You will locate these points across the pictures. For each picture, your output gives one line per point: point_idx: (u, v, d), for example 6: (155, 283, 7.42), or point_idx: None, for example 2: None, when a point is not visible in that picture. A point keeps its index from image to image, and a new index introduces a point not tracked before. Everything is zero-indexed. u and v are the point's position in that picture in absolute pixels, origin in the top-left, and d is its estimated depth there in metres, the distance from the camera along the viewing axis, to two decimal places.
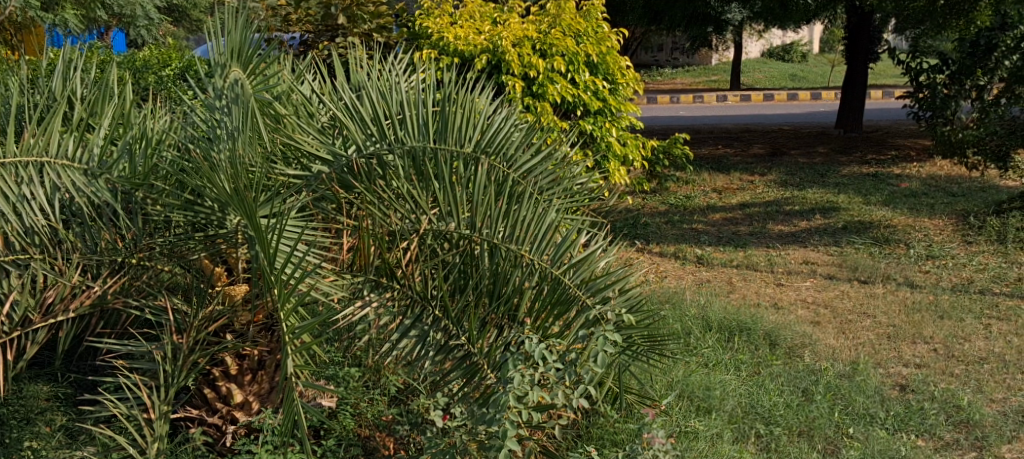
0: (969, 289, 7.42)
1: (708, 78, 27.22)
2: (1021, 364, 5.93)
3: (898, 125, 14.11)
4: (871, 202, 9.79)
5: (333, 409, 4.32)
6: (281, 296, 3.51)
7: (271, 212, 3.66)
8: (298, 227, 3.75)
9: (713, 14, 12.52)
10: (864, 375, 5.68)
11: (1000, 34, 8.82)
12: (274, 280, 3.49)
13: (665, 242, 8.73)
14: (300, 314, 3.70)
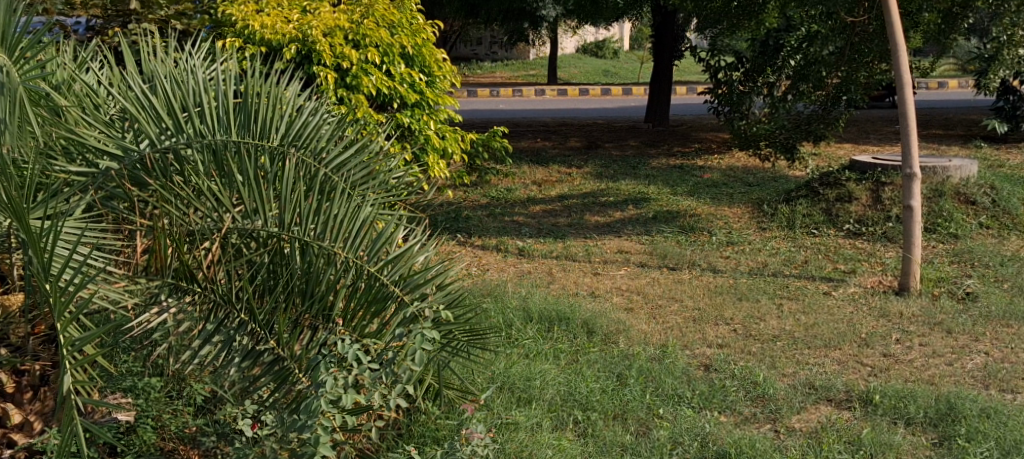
0: (764, 272, 7.79)
1: (526, 72, 27.58)
2: (809, 340, 6.27)
3: (702, 119, 14.68)
4: (678, 192, 10.14)
5: (129, 423, 4.08)
6: (57, 305, 3.25)
7: (44, 215, 3.43)
8: (80, 228, 3.53)
9: (527, 9, 12.68)
10: (672, 358, 5.86)
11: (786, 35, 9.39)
12: (49, 289, 3.25)
13: (486, 234, 8.75)
14: (83, 324, 3.48)
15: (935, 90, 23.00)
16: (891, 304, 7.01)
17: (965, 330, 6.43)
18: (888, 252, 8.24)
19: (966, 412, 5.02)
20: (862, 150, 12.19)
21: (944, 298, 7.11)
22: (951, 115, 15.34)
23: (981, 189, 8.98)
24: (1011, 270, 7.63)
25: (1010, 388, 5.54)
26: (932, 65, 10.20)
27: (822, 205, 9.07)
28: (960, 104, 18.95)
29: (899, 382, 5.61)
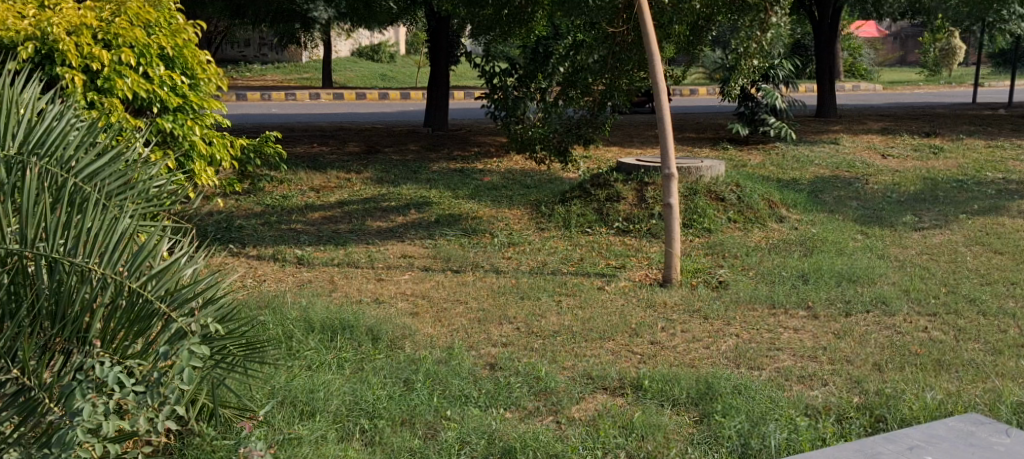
0: (543, 270, 7.94)
1: (299, 75, 27.01)
2: (586, 333, 6.44)
3: (480, 124, 14.85)
4: (459, 196, 10.19)
5: None
6: None
7: None
8: None
9: (300, 10, 12.38)
10: (458, 359, 5.86)
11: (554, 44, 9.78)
12: None
13: (262, 243, 8.47)
14: None
15: (691, 96, 24.32)
16: (656, 295, 7.31)
17: (719, 315, 6.82)
18: (652, 247, 8.62)
19: (722, 390, 5.32)
20: (628, 153, 12.71)
21: (701, 287, 7.50)
22: (703, 120, 16.26)
23: (728, 187, 9.50)
24: (756, 259, 8.15)
25: (757, 365, 5.94)
26: (684, 72, 10.75)
27: (594, 205, 9.35)
28: (709, 109, 20.13)
29: (665, 367, 5.88)
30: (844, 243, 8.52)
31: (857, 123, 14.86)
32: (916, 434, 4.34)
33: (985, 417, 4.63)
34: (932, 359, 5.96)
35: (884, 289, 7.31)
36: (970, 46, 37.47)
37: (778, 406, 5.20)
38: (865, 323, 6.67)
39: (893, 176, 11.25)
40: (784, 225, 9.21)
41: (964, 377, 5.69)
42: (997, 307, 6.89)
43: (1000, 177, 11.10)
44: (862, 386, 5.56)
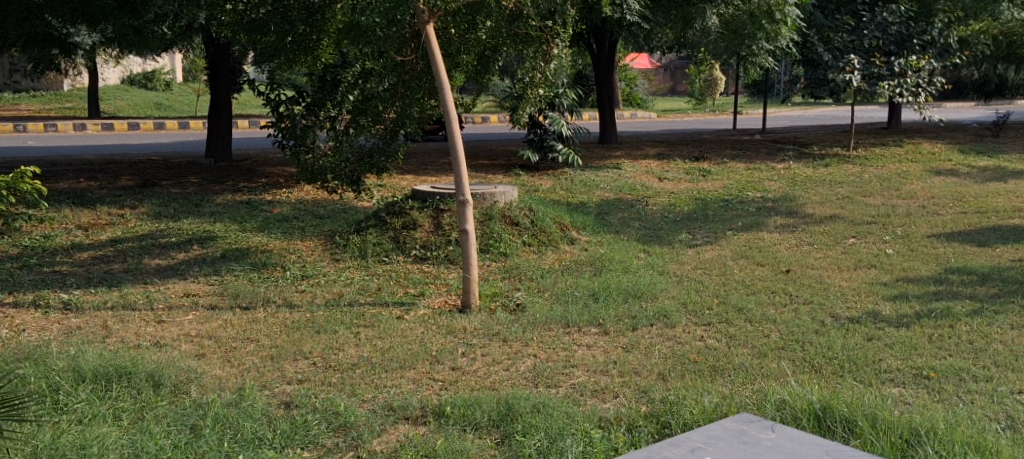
0: (340, 303, 7.68)
1: (61, 105, 25.38)
2: (385, 364, 6.25)
3: (266, 154, 14.33)
4: (246, 229, 9.78)
5: None
6: None
7: None
8: None
9: (60, 35, 11.60)
10: (250, 400, 5.53)
11: (342, 71, 9.59)
12: None
13: (22, 289, 7.80)
14: None
15: (481, 124, 24.56)
16: (455, 321, 7.20)
17: (517, 337, 6.79)
18: (450, 273, 8.56)
19: (521, 409, 5.27)
20: (422, 181, 12.60)
21: (499, 311, 7.44)
22: (494, 147, 16.40)
23: (522, 211, 9.53)
24: (550, 280, 8.20)
25: (553, 383, 5.95)
26: (474, 101, 10.77)
27: (389, 233, 9.17)
28: (497, 137, 20.32)
29: (467, 392, 5.79)
30: (628, 261, 8.73)
31: (634, 149, 15.36)
32: (696, 437, 4.42)
33: (751, 415, 4.79)
34: (708, 365, 6.21)
35: (665, 303, 7.51)
36: (729, 77, 39.69)
37: (574, 420, 5.20)
38: (649, 336, 6.82)
39: (669, 197, 11.68)
40: (574, 247, 9.35)
41: (736, 381, 5.95)
42: (762, 315, 7.21)
43: (760, 195, 11.73)
44: (649, 395, 5.70)
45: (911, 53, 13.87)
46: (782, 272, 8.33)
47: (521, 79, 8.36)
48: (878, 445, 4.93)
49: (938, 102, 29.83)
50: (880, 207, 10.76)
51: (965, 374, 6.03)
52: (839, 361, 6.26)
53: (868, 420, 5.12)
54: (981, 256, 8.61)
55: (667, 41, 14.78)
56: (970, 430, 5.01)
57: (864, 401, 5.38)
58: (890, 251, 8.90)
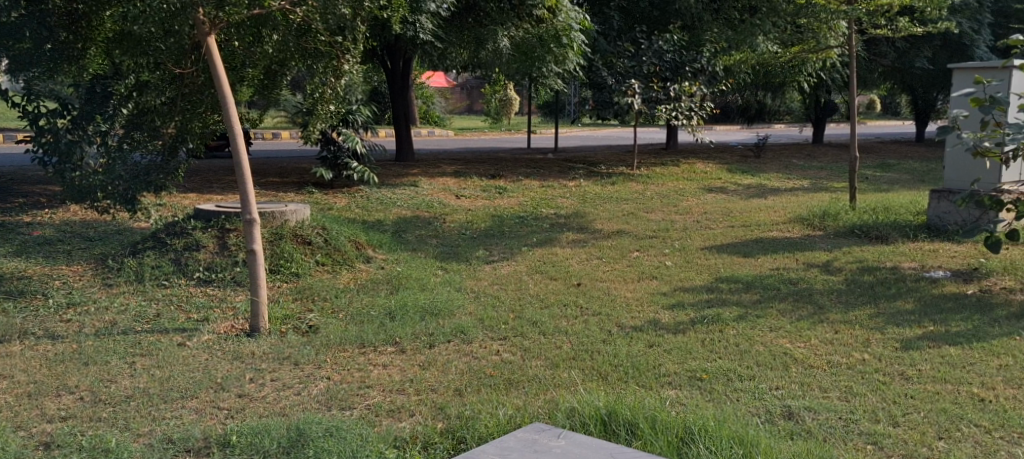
0: (112, 331, 7.11)
1: None
2: (164, 394, 5.81)
3: (26, 172, 13.25)
4: (3, 254, 8.97)
5: None
6: None
7: None
8: None
9: None
10: (3, 443, 5.01)
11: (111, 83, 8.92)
12: None
13: None
14: None
15: (269, 140, 23.85)
16: (243, 346, 6.81)
17: (310, 360, 6.49)
18: (237, 295, 8.12)
19: (313, 434, 5.00)
20: (206, 199, 12.00)
21: (291, 333, 7.11)
22: (284, 164, 15.90)
23: (314, 230, 9.18)
24: (345, 300, 7.92)
25: (347, 405, 5.72)
26: (261, 116, 10.37)
27: (169, 255, 8.60)
28: (287, 154, 19.76)
29: (254, 419, 5.48)
30: (425, 279, 8.57)
31: (431, 167, 15.23)
32: (489, 450, 4.52)
33: (545, 424, 4.95)
34: (503, 379, 6.16)
35: (461, 319, 7.38)
36: (521, 98, 40.34)
37: (368, 441, 5.02)
38: (446, 352, 6.69)
39: (466, 214, 11.63)
40: (370, 266, 9.10)
41: (529, 391, 5.97)
42: (554, 327, 7.23)
43: (552, 212, 11.87)
44: (445, 411, 5.58)
45: (685, 80, 14.39)
46: (573, 286, 8.39)
47: (310, 95, 8.10)
48: (655, 444, 5.17)
49: (710, 125, 31.33)
50: (660, 222, 11.10)
51: (732, 374, 6.33)
52: (623, 367, 6.41)
53: (648, 422, 5.34)
54: (744, 266, 8.98)
55: (461, 60, 14.63)
56: (735, 426, 5.35)
57: (643, 404, 5.62)
58: (668, 263, 9.14)
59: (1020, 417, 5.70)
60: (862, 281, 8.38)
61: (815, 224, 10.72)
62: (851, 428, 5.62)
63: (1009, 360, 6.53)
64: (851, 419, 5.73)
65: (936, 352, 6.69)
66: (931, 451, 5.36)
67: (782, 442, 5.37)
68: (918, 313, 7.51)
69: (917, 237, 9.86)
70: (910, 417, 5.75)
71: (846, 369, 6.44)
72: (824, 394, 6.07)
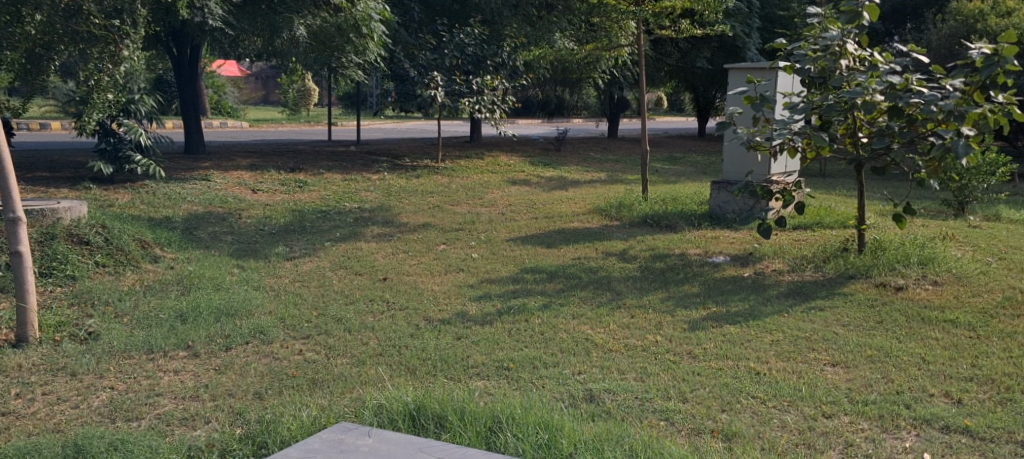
0: None
1: None
2: None
3: None
4: None
5: None
6: None
7: None
8: None
9: None
10: None
11: None
12: None
13: None
14: None
15: (41, 131, 22.59)
16: (9, 357, 6.58)
17: (89, 370, 6.40)
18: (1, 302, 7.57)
19: (94, 449, 5.15)
20: None
21: (66, 342, 6.89)
22: (57, 157, 15.11)
23: (92, 229, 8.85)
24: (129, 303, 7.70)
25: (134, 416, 5.78)
26: (25, 104, 9.85)
27: None
28: (64, 145, 18.80)
29: (24, 438, 5.48)
30: (221, 278, 8.44)
31: (225, 160, 14.87)
32: (295, 453, 4.79)
33: (351, 422, 5.25)
34: (307, 379, 6.29)
35: (261, 319, 7.36)
36: (322, 90, 39.89)
37: (158, 454, 5.19)
38: (245, 354, 6.71)
39: (264, 209, 11.51)
40: (158, 265, 8.82)
41: (334, 391, 6.11)
42: (360, 323, 7.32)
43: (356, 206, 11.89)
44: (244, 416, 5.71)
45: (486, 74, 14.67)
46: (380, 280, 8.50)
47: (86, 81, 8.09)
48: (464, 436, 5.40)
49: (511, 119, 31.92)
50: (466, 215, 11.33)
51: (538, 362, 6.62)
52: (432, 361, 6.60)
53: (456, 413, 5.57)
54: (547, 256, 9.32)
55: (253, 48, 14.26)
56: (542, 411, 5.64)
57: (451, 396, 5.85)
58: (474, 255, 9.37)
59: (790, 387, 6.24)
60: (654, 267, 8.89)
61: (612, 214, 11.23)
62: (646, 407, 6.00)
63: (779, 335, 7.12)
64: (647, 398, 6.12)
65: (718, 331, 7.22)
66: (716, 423, 5.82)
67: (585, 423, 5.70)
68: (703, 296, 8.06)
69: (701, 226, 10.52)
70: (698, 393, 6.19)
71: (641, 351, 6.85)
72: (622, 376, 6.45)
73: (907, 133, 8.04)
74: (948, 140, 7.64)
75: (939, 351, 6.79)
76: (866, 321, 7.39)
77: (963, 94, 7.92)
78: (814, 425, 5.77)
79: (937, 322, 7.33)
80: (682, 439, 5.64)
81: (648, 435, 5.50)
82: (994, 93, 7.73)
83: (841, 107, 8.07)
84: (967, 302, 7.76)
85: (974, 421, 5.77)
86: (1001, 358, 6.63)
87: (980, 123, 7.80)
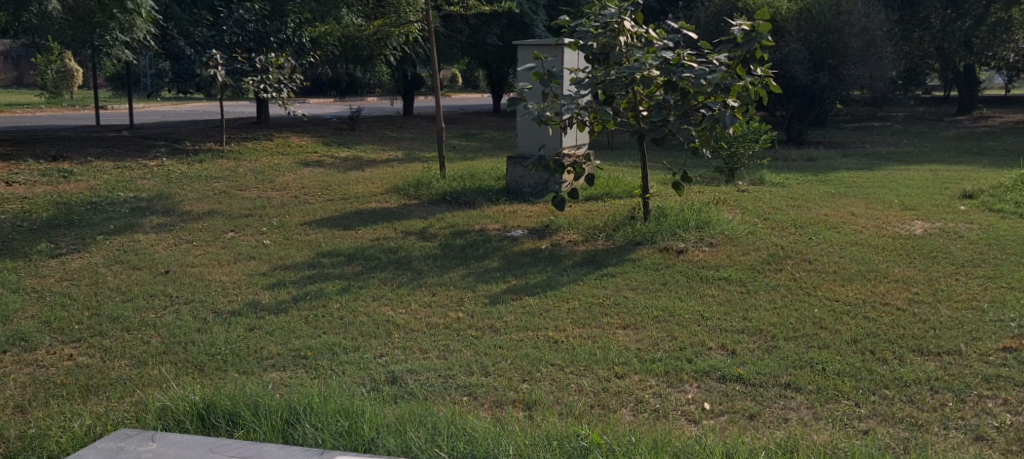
0: None
1: None
2: None
3: None
4: None
5: None
6: None
7: None
8: None
9: None
10: None
11: None
12: None
13: None
14: None
15: None
16: None
17: None
18: None
19: None
20: None
21: None
22: None
23: None
24: None
25: None
26: None
27: None
28: None
29: None
30: None
31: None
32: None
33: (130, 429, 4.96)
34: (78, 386, 5.89)
35: (22, 325, 6.81)
36: (88, 71, 37.55)
37: None
38: (4, 365, 6.21)
39: (23, 203, 10.66)
40: None
41: (111, 396, 5.75)
42: (140, 321, 6.90)
43: (131, 195, 11.22)
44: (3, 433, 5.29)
45: (270, 51, 14.06)
46: (161, 274, 8.04)
47: None
48: (259, 431, 5.20)
49: (298, 98, 31.11)
50: (255, 200, 10.90)
51: (336, 348, 6.44)
52: (222, 355, 6.30)
53: (249, 409, 5.35)
54: (345, 239, 9.09)
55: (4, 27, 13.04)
56: (341, 398, 5.49)
57: (244, 392, 5.60)
58: (266, 242, 9.02)
59: (585, 352, 6.34)
60: (454, 245, 8.84)
61: (409, 193, 11.10)
62: (449, 384, 5.95)
63: (575, 303, 7.24)
64: (449, 376, 6.06)
65: (518, 303, 7.26)
66: (516, 393, 5.84)
67: (386, 406, 5.59)
68: (503, 270, 8.08)
69: (499, 201, 10.56)
70: (499, 365, 6.19)
71: (443, 329, 6.78)
72: (425, 355, 6.36)
73: (681, 105, 8.25)
74: (716, 112, 8.06)
75: (716, 307, 7.08)
76: (652, 284, 7.62)
77: (728, 67, 8.32)
78: (608, 387, 5.90)
79: (712, 280, 7.66)
80: (485, 413, 5.62)
81: (450, 411, 5.45)
82: (754, 67, 8.19)
83: (623, 83, 8.25)
84: (739, 261, 8.14)
85: (746, 369, 6.05)
86: (767, 310, 6.99)
87: (742, 95, 8.28)
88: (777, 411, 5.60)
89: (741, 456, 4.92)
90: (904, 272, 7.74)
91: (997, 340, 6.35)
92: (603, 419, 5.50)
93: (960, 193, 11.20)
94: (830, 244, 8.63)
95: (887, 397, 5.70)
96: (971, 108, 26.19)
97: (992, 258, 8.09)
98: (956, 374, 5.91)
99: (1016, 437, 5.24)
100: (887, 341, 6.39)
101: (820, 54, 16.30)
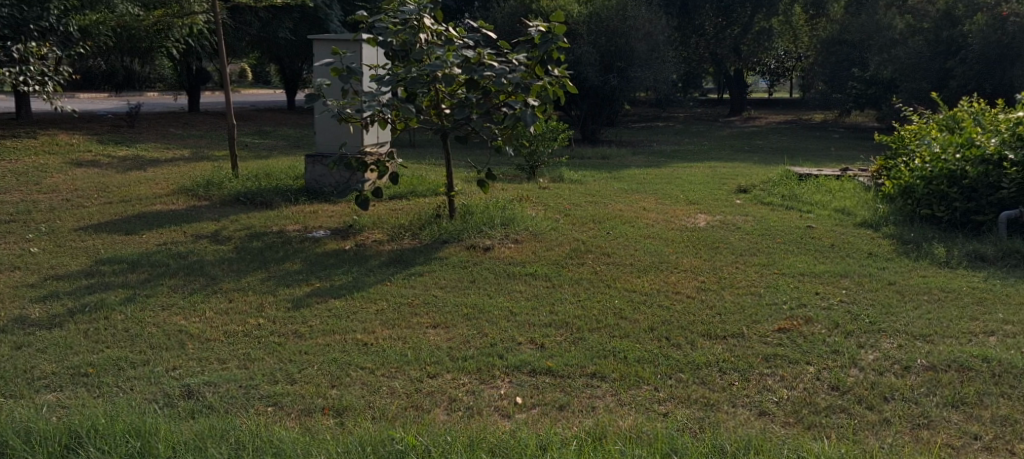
0: None
1: None
2: None
3: None
4: None
5: None
6: None
7: None
8: None
9: None
10: None
11: None
12: None
13: None
14: None
15: None
16: None
17: None
18: None
19: None
20: None
21: None
22: None
23: None
24: None
25: None
26: None
27: None
28: None
29: None
30: None
31: None
32: None
33: None
34: None
35: None
36: None
37: None
38: None
39: None
40: None
41: None
42: None
43: None
44: None
45: (30, 41, 12.44)
46: None
47: None
48: None
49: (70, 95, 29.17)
50: (19, 204, 10.00)
51: (123, 363, 5.90)
52: None
53: (20, 437, 4.80)
54: (127, 245, 8.44)
55: None
56: (132, 416, 5.00)
57: (13, 420, 5.01)
58: (34, 250, 8.25)
59: (397, 354, 6.06)
60: (251, 247, 8.36)
61: (198, 194, 10.48)
62: (252, 394, 5.55)
63: (383, 304, 6.94)
64: (252, 385, 5.65)
65: (324, 306, 6.89)
66: (326, 400, 5.50)
67: (182, 423, 5.15)
68: (306, 272, 7.69)
69: (298, 201, 10.11)
70: (306, 372, 5.83)
71: (242, 337, 6.35)
72: (224, 366, 5.92)
73: (483, 104, 8.15)
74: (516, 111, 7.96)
75: (523, 302, 6.96)
76: (461, 281, 7.42)
77: (527, 67, 8.27)
78: (421, 387, 5.65)
79: (519, 276, 7.54)
80: (292, 423, 5.28)
81: (255, 424, 5.05)
82: (551, 68, 8.16)
83: (425, 80, 7.97)
84: (544, 256, 8.06)
85: (555, 362, 5.93)
86: (572, 303, 6.93)
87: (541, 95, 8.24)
88: (585, 399, 5.52)
89: (555, 449, 4.79)
90: (691, 263, 7.85)
91: (772, 322, 6.49)
92: (418, 421, 5.26)
93: (736, 187, 11.59)
94: (626, 238, 8.69)
95: (683, 380, 5.71)
96: (740, 109, 27.46)
97: (766, 246, 8.35)
98: (739, 355, 5.99)
99: (793, 410, 5.37)
100: (679, 328, 6.42)
101: (608, 57, 16.61)
